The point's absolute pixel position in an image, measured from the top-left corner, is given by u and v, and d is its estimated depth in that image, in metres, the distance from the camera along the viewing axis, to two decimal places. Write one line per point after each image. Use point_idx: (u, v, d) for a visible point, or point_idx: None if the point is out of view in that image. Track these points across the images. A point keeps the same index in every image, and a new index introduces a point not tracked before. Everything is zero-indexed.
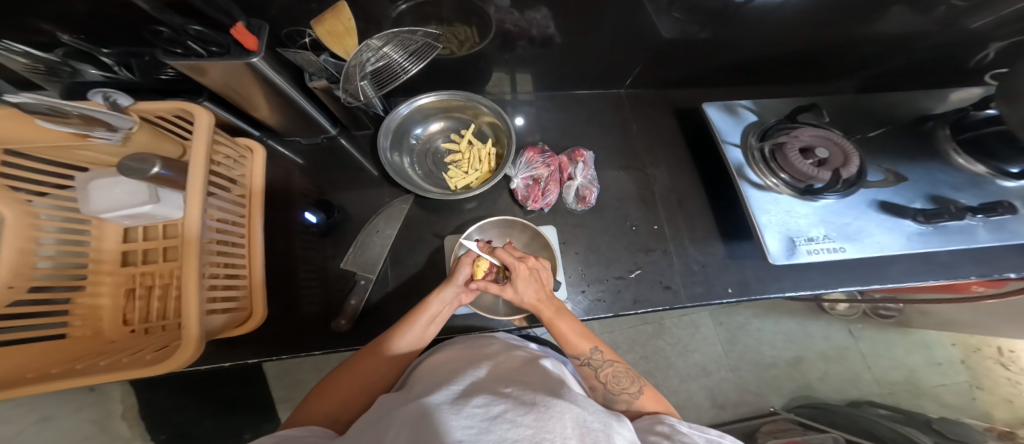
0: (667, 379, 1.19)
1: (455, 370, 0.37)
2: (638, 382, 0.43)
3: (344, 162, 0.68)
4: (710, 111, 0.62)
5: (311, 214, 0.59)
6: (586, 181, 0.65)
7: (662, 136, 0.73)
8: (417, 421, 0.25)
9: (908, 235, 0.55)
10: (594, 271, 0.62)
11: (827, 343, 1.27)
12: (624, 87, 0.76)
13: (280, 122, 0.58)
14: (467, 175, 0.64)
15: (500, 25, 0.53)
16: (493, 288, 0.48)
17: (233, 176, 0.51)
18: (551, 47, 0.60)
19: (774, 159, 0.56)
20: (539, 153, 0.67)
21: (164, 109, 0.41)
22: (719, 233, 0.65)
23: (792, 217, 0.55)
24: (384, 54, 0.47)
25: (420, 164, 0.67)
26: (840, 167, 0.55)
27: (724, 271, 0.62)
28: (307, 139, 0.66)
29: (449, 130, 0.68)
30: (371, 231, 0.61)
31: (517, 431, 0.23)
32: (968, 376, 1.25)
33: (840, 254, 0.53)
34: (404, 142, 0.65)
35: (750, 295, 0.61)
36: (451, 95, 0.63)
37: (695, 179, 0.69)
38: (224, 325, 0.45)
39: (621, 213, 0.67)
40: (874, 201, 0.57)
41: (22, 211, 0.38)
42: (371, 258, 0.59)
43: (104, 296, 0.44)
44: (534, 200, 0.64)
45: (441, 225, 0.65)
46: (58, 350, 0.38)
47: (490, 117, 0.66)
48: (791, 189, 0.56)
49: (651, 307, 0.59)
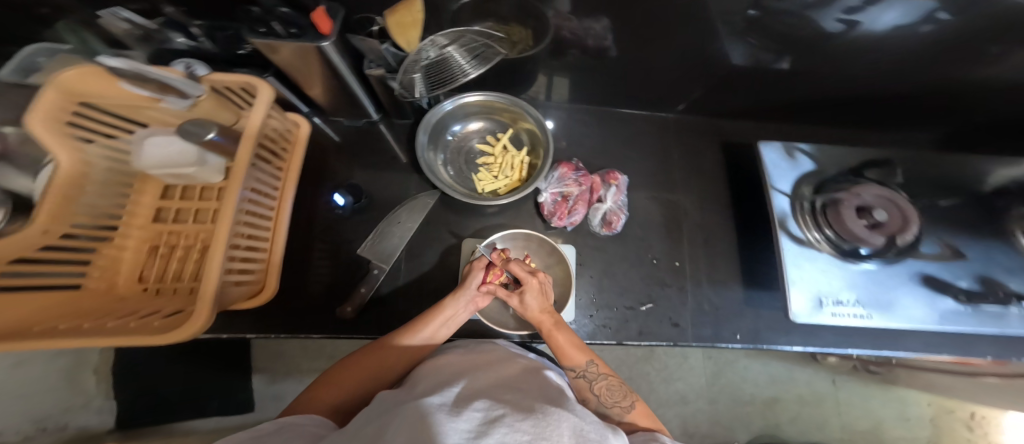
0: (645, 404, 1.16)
1: (456, 374, 0.36)
2: (631, 396, 0.43)
3: (378, 149, 0.68)
4: (765, 151, 0.61)
5: (339, 197, 0.60)
6: (615, 206, 0.65)
7: (696, 169, 0.72)
8: (419, 418, 0.25)
9: (940, 315, 0.53)
10: (605, 297, 0.62)
11: (808, 388, 1.21)
12: (674, 112, 0.75)
13: (328, 101, 0.59)
14: (496, 180, 0.64)
15: (557, 31, 0.53)
16: (501, 292, 0.50)
17: (275, 150, 0.52)
18: (604, 59, 0.59)
19: (825, 214, 0.57)
20: (573, 169, 0.68)
21: (234, 81, 0.42)
22: (742, 279, 0.64)
23: (827, 277, 0.54)
24: (443, 52, 0.48)
25: (453, 161, 0.67)
26: (897, 232, 0.56)
27: (738, 316, 0.61)
28: (348, 120, 0.67)
29: (485, 131, 0.69)
30: (393, 221, 0.62)
31: (513, 436, 0.23)
32: (931, 433, 1.19)
33: (864, 320, 0.52)
34: (440, 138, 0.66)
35: (758, 344, 0.60)
36: (496, 97, 0.63)
37: (726, 218, 0.68)
38: (235, 298, 0.45)
39: (644, 244, 0.66)
40: (920, 273, 0.56)
41: (77, 159, 0.38)
42: (388, 249, 0.60)
43: (129, 251, 0.44)
44: (559, 217, 0.64)
45: (462, 227, 0.65)
46: (69, 299, 0.38)
47: (530, 124, 0.65)
48: (834, 247, 0.56)
49: (655, 341, 0.59)
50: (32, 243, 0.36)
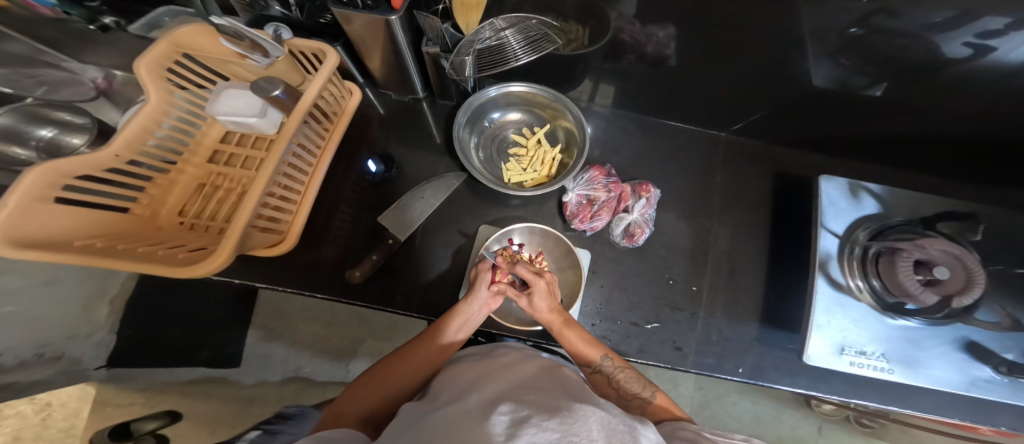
0: None
1: (477, 377, 0.36)
2: (650, 388, 0.46)
3: (414, 125, 0.68)
4: (826, 187, 0.58)
5: (372, 163, 0.61)
6: (641, 218, 0.63)
7: (729, 195, 0.70)
8: (449, 429, 0.24)
9: (979, 381, 0.51)
10: (611, 309, 0.61)
11: (793, 433, 1.17)
12: (728, 131, 0.73)
13: (383, 75, 0.58)
14: (524, 172, 0.64)
15: (616, 35, 0.50)
16: (511, 292, 0.51)
17: (330, 111, 0.53)
18: (661, 67, 0.57)
19: (876, 262, 0.52)
20: (604, 174, 0.66)
21: (309, 47, 0.44)
22: (760, 316, 0.62)
23: (856, 327, 0.52)
24: (500, 35, 0.48)
25: (485, 147, 0.67)
26: (954, 294, 0.49)
27: (745, 351, 0.60)
28: (396, 95, 0.67)
29: (522, 123, 0.68)
30: (416, 195, 0.62)
31: (543, 436, 0.22)
32: None
33: (887, 376, 0.50)
34: (478, 122, 0.66)
35: (759, 381, 0.58)
36: (540, 90, 0.62)
37: (760, 252, 0.66)
38: (257, 243, 0.46)
39: (664, 263, 0.65)
40: (964, 339, 0.52)
41: (164, 100, 0.42)
42: (407, 221, 0.60)
43: (178, 186, 0.46)
44: (581, 219, 0.63)
45: (483, 214, 0.65)
46: (115, 223, 0.40)
47: (569, 123, 0.64)
48: (877, 299, 0.53)
49: (655, 360, 0.58)
50: (104, 163, 0.38)
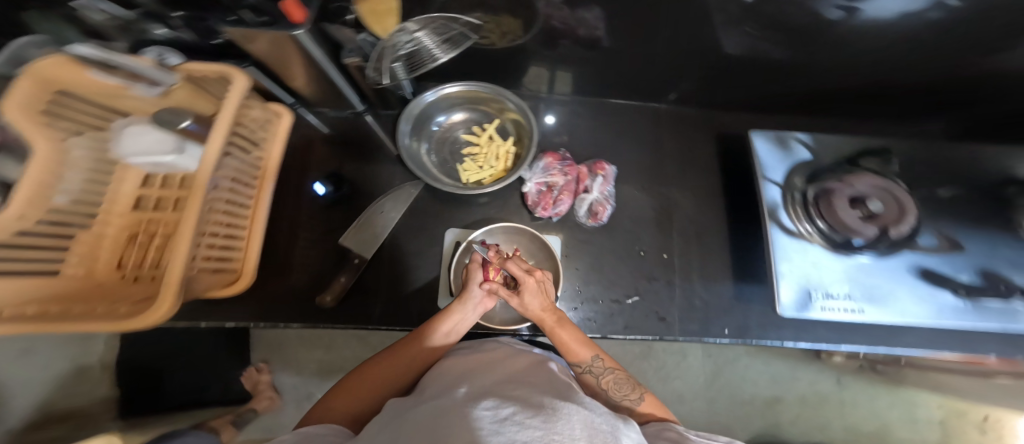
0: None
1: (464, 374, 0.31)
2: (640, 389, 0.40)
3: (360, 137, 0.65)
4: (757, 141, 0.58)
5: (320, 186, 0.59)
6: (601, 196, 0.63)
7: (686, 160, 0.70)
8: (429, 424, 0.20)
9: (947, 307, 0.52)
10: (591, 290, 0.61)
11: (813, 389, 1.06)
12: (665, 103, 0.71)
13: (312, 90, 0.55)
14: (481, 171, 0.62)
15: (546, 21, 0.49)
16: (503, 293, 0.46)
17: (255, 139, 0.49)
18: (597, 49, 0.55)
19: (817, 205, 0.55)
20: (558, 160, 0.65)
21: (210, 70, 0.40)
22: (732, 273, 0.63)
23: (818, 270, 0.52)
24: (416, 37, 0.43)
25: (437, 151, 0.64)
26: (891, 223, 0.54)
27: (727, 311, 0.60)
28: (334, 110, 0.63)
29: (471, 122, 0.66)
30: (376, 210, 0.59)
31: (526, 432, 0.19)
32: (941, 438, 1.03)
33: (858, 317, 0.51)
34: (424, 127, 0.63)
35: (746, 339, 0.58)
36: (478, 87, 0.60)
37: (720, 213, 0.66)
38: (211, 285, 0.44)
39: (633, 236, 0.64)
40: (916, 266, 0.54)
41: (56, 148, 0.34)
42: (370, 236, 0.57)
43: (112, 238, 0.41)
44: (544, 207, 0.62)
45: (447, 218, 0.63)
46: (45, 286, 0.34)
47: (515, 114, 0.62)
48: (826, 239, 0.54)
49: (640, 335, 0.58)
50: (5, 228, 0.31)
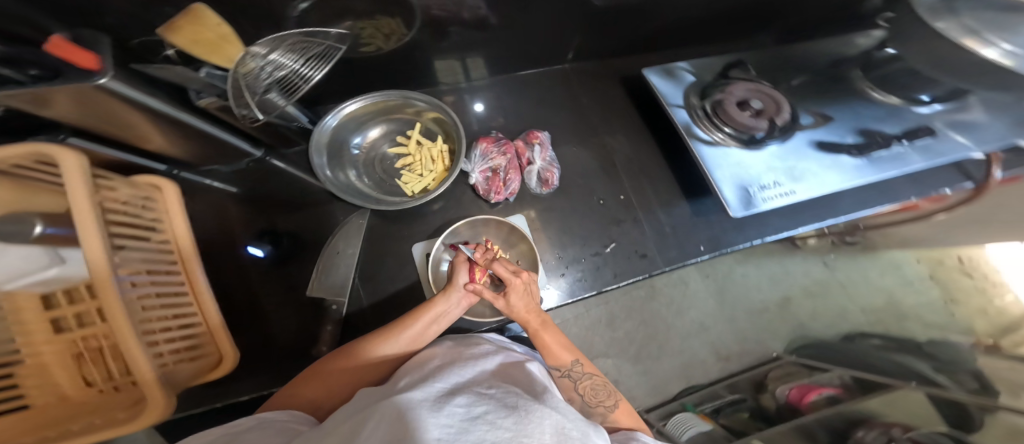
0: (668, 341, 1.12)
1: (440, 367, 0.35)
2: (613, 396, 0.45)
3: (278, 185, 0.59)
4: (653, 78, 0.62)
5: (255, 248, 0.55)
6: (545, 163, 0.65)
7: (612, 107, 0.72)
8: (405, 408, 0.25)
9: (853, 168, 0.58)
10: (570, 252, 0.63)
11: (808, 278, 1.17)
12: (568, 61, 0.73)
13: (180, 149, 0.46)
14: (422, 178, 0.60)
15: (426, 12, 0.48)
16: (487, 294, 0.47)
17: (148, 221, 0.41)
18: (488, 29, 0.56)
19: (717, 114, 0.59)
20: (494, 142, 0.65)
21: (21, 153, 0.31)
22: (683, 193, 0.67)
23: (743, 167, 0.57)
24: (274, 62, 0.38)
25: (369, 174, 0.61)
26: (773, 115, 0.60)
27: (693, 229, 0.65)
28: (229, 165, 0.56)
29: (391, 133, 0.63)
30: (331, 253, 0.57)
31: (495, 433, 0.23)
32: (938, 291, 1.12)
33: (790, 197, 0.55)
34: (343, 153, 0.59)
35: (721, 249, 0.64)
36: (383, 96, 0.58)
37: (651, 146, 0.70)
38: (194, 373, 0.42)
39: (587, 190, 0.66)
40: (812, 142, 0.61)
41: None
42: (338, 281, 0.56)
43: (52, 367, 0.34)
44: (497, 191, 0.63)
45: (410, 233, 0.62)
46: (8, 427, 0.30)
47: (432, 112, 0.61)
48: (738, 141, 0.58)
49: (630, 278, 0.62)
50: None
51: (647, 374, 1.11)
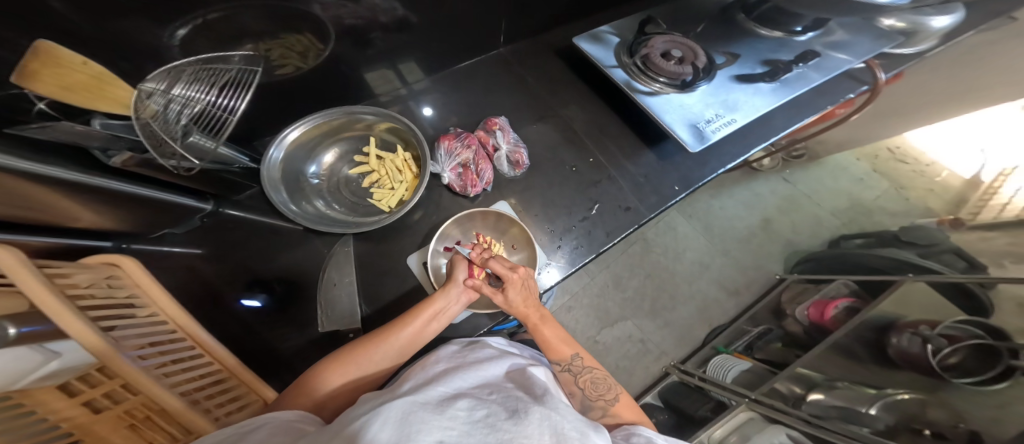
0: (678, 287, 1.23)
1: (444, 373, 0.36)
2: (614, 390, 0.44)
3: (247, 233, 0.56)
4: (585, 45, 0.63)
5: (250, 301, 0.53)
6: (511, 146, 0.64)
7: (557, 78, 0.71)
8: (409, 408, 0.26)
9: (770, 93, 0.61)
10: (561, 223, 0.63)
11: (775, 196, 1.36)
12: (502, 45, 0.72)
13: (122, 219, 0.43)
14: (394, 191, 0.59)
15: (338, 23, 0.46)
16: (487, 289, 0.48)
17: (123, 299, 0.37)
18: (412, 28, 0.55)
19: (649, 66, 0.59)
20: (455, 138, 0.64)
21: None
22: (646, 142, 0.68)
23: (687, 107, 0.59)
24: (180, 96, 0.35)
25: (336, 199, 0.59)
26: (694, 60, 0.61)
27: (663, 172, 0.66)
28: (180, 226, 0.53)
29: (346, 155, 0.61)
30: (329, 285, 0.55)
31: (496, 435, 0.25)
32: (888, 181, 1.34)
33: (733, 125, 0.57)
34: (304, 186, 0.58)
35: (693, 185, 0.65)
36: (327, 116, 0.57)
37: (605, 107, 0.70)
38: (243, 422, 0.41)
39: (558, 162, 0.66)
40: (732, 76, 0.62)
41: None
42: (347, 310, 0.54)
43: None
44: (473, 184, 0.61)
45: (399, 249, 0.60)
46: None
47: (383, 123, 0.60)
48: (675, 87, 0.59)
49: (623, 232, 0.62)
50: None
51: (668, 324, 1.19)
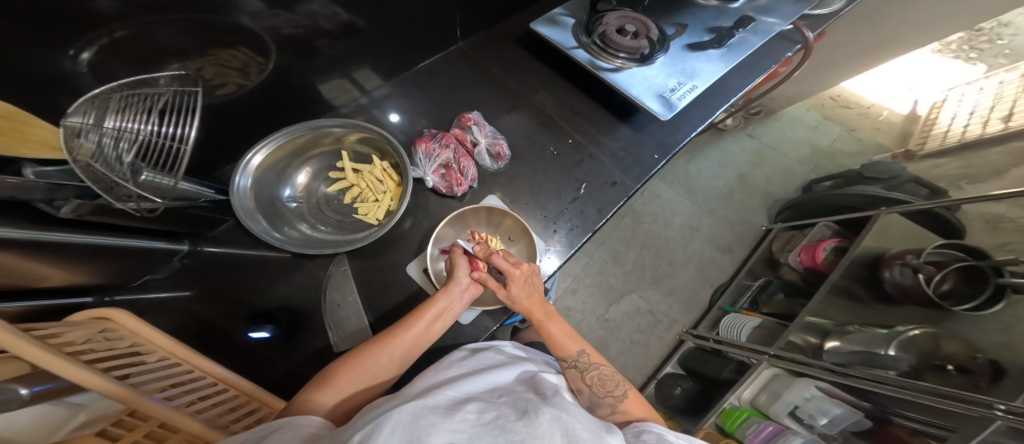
0: (674, 253, 1.22)
1: (452, 377, 0.36)
2: (622, 385, 0.44)
3: (237, 267, 0.55)
4: (542, 29, 0.61)
5: (259, 332, 0.52)
6: (490, 138, 0.63)
7: (520, 63, 0.70)
8: (417, 412, 0.26)
9: (720, 59, 0.60)
10: (553, 207, 0.62)
11: (744, 151, 1.36)
12: (461, 39, 0.70)
13: (99, 274, 0.41)
14: (378, 202, 0.58)
15: (275, 34, 0.44)
16: (492, 283, 0.48)
17: (126, 348, 0.35)
18: (359, 33, 0.53)
19: (608, 43, 0.58)
20: (431, 139, 0.62)
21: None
22: (620, 116, 0.67)
23: (650, 79, 0.58)
24: (117, 129, 0.31)
25: (317, 219, 0.58)
26: (650, 31, 0.60)
27: (641, 143, 0.65)
28: (161, 271, 0.51)
29: (319, 173, 0.60)
30: (334, 307, 0.54)
31: (507, 437, 0.25)
32: (840, 126, 1.41)
33: (695, 92, 0.57)
34: (280, 211, 0.56)
35: (672, 151, 0.64)
36: (290, 133, 0.55)
37: (573, 85, 0.68)
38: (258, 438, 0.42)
39: (538, 147, 0.65)
40: (684, 45, 0.61)
41: None
42: (356, 328, 0.53)
43: None
44: (458, 183, 0.60)
45: (395, 259, 0.58)
46: None
47: (351, 134, 0.58)
48: (637, 61, 0.58)
49: (614, 206, 0.61)
50: None
51: (672, 291, 1.19)
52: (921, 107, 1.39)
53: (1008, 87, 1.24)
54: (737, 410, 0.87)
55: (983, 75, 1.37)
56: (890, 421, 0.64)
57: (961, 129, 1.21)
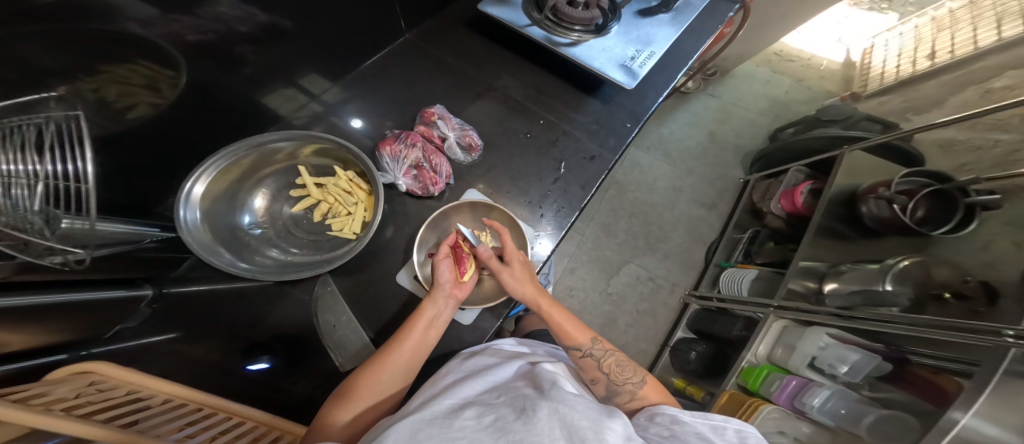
0: (661, 217, 1.21)
1: (452, 384, 0.34)
2: (640, 372, 0.43)
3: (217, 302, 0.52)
4: (491, 10, 0.58)
5: (257, 364, 0.47)
6: (458, 131, 0.60)
7: (473, 48, 0.66)
8: (415, 426, 0.24)
9: (670, 23, 0.58)
10: (535, 191, 0.59)
11: (710, 110, 1.35)
12: (407, 31, 0.66)
13: (63, 330, 0.38)
14: (350, 215, 0.55)
15: (182, 42, 0.40)
16: (496, 262, 0.48)
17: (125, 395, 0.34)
18: (286, 34, 0.51)
19: (562, 18, 0.55)
20: (396, 140, 0.59)
21: None
22: (587, 90, 0.64)
23: (609, 50, 0.55)
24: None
25: (287, 241, 0.56)
26: None
27: (612, 113, 0.63)
28: (131, 320, 0.46)
29: (276, 193, 0.57)
30: (329, 328, 0.52)
31: (508, 439, 0.23)
32: (789, 77, 1.39)
33: (655, 58, 0.54)
34: (240, 237, 0.53)
35: (643, 118, 0.62)
36: (234, 153, 0.51)
37: (531, 61, 0.65)
38: None
39: (510, 130, 0.62)
40: (636, 11, 0.58)
41: None
42: (358, 345, 0.51)
43: None
44: (433, 182, 0.57)
45: (383, 267, 0.56)
46: None
47: (307, 146, 0.55)
48: (592, 33, 0.55)
49: (597, 181, 0.59)
50: None
51: (667, 256, 1.17)
52: (854, 54, 1.40)
53: (923, 30, 1.28)
54: (756, 367, 0.82)
55: (898, 21, 1.37)
56: (907, 360, 0.62)
57: (894, 69, 1.24)
